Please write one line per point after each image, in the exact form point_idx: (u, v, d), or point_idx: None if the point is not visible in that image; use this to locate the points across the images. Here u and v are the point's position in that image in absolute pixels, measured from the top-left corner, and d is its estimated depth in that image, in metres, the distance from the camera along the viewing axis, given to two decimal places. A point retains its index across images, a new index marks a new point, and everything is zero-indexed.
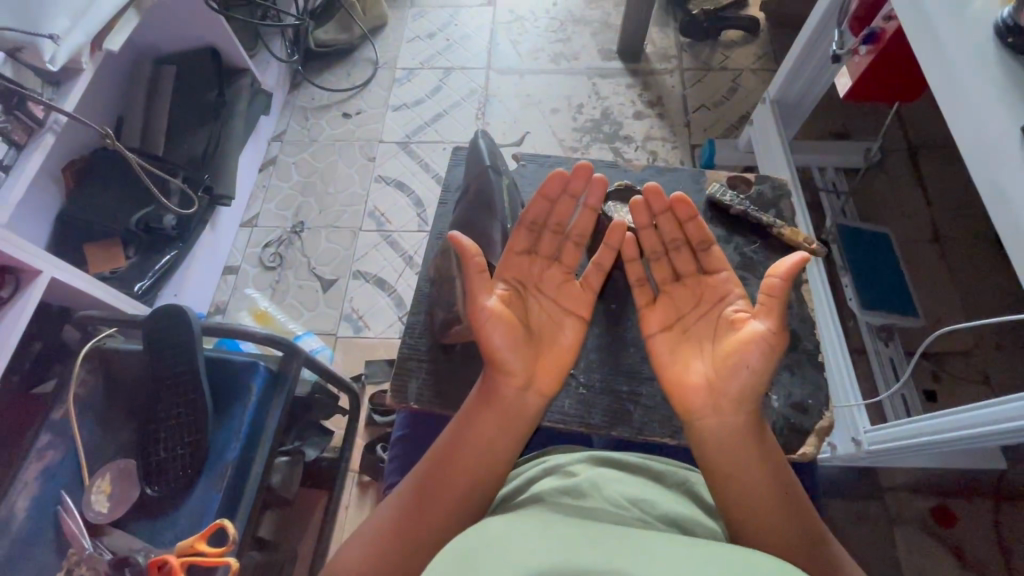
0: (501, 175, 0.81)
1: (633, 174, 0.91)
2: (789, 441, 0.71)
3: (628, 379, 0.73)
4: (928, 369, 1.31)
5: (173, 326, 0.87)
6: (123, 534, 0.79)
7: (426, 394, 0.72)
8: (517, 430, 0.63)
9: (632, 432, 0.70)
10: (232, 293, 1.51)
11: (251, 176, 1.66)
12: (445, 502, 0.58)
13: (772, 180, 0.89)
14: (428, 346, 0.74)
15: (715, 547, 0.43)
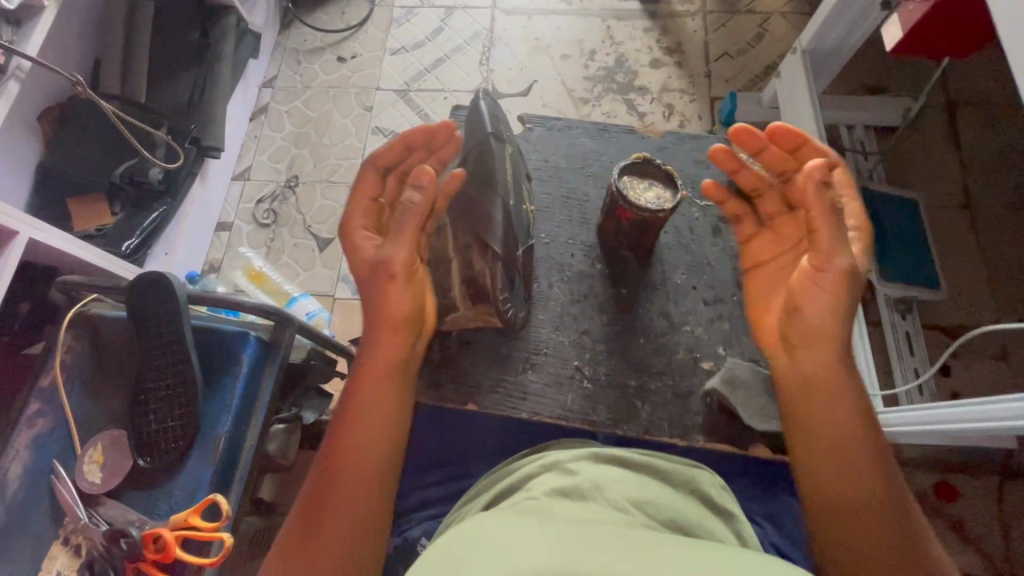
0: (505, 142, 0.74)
1: None
2: None
3: (636, 372, 0.75)
4: (946, 344, 1.26)
5: (158, 292, 0.83)
6: (118, 504, 0.79)
7: (423, 384, 0.74)
8: (400, 381, 0.67)
9: (641, 431, 0.71)
10: (225, 250, 1.45)
11: (242, 127, 1.56)
12: (372, 454, 0.62)
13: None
14: (425, 330, 0.75)
15: (719, 556, 0.40)
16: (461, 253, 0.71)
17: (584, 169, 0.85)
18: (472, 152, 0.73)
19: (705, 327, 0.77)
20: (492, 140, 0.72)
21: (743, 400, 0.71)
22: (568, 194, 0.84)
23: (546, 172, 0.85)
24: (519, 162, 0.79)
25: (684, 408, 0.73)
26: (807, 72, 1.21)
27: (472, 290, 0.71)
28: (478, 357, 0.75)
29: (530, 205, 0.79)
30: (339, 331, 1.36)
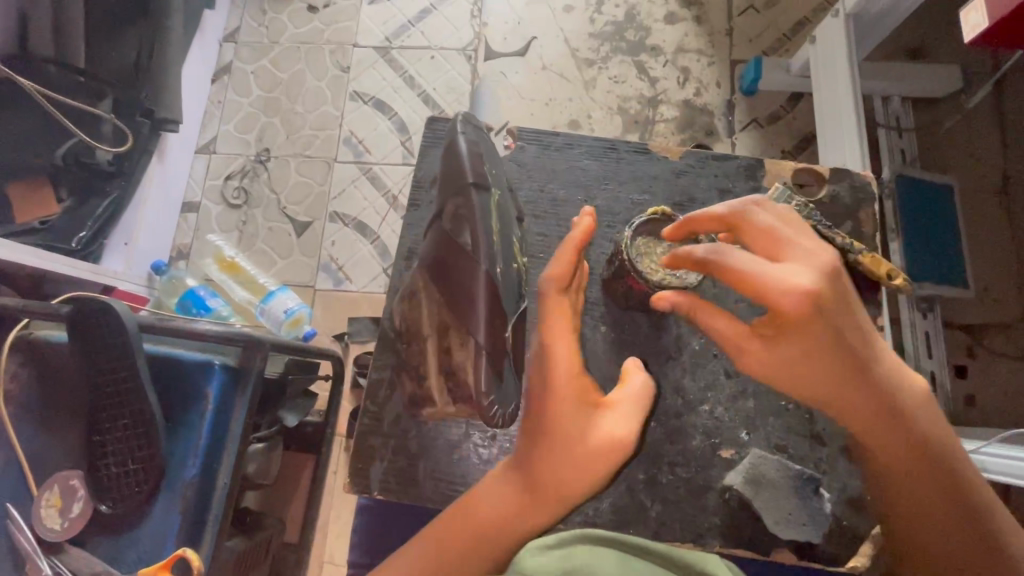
0: (491, 189, 0.58)
1: (666, 164, 0.71)
2: (838, 550, 0.61)
3: (647, 463, 0.63)
4: (963, 342, 1.14)
5: (103, 321, 0.73)
6: (82, 552, 0.73)
7: (393, 481, 0.61)
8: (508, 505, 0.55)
9: (646, 535, 0.61)
10: (194, 236, 1.33)
11: (202, 91, 1.39)
12: (484, 549, 0.54)
13: (852, 179, 0.71)
14: (392, 417, 0.62)
15: None
16: (438, 335, 0.58)
17: (588, 201, 0.70)
18: (446, 207, 0.57)
19: (728, 406, 0.64)
20: (473, 192, 0.56)
21: (767, 502, 0.61)
22: (568, 232, 0.68)
23: (540, 207, 0.69)
24: (508, 202, 0.61)
25: (698, 506, 0.62)
26: (849, 38, 1.05)
27: (451, 384, 0.57)
28: (461, 452, 0.61)
29: (523, 259, 0.64)
30: (321, 325, 1.26)
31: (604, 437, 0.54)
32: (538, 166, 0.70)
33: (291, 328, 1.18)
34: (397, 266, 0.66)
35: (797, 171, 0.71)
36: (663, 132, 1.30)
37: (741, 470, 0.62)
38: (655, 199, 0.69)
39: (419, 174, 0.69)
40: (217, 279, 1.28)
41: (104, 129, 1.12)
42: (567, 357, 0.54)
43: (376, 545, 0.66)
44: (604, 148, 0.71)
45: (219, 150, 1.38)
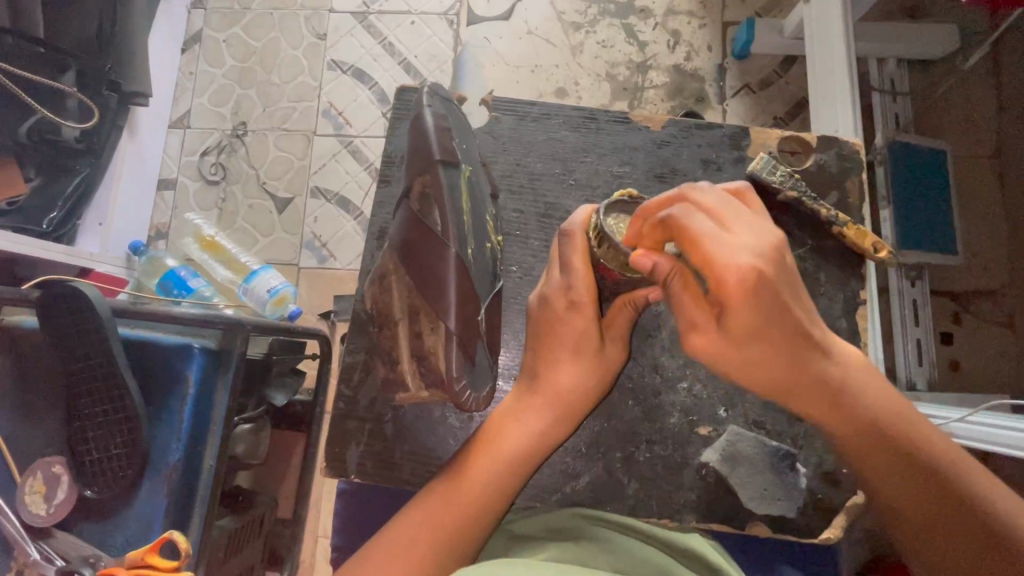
0: (460, 166, 0.56)
1: (651, 134, 0.68)
2: (811, 521, 0.62)
3: (624, 441, 0.62)
4: (950, 309, 1.14)
5: (74, 307, 0.71)
6: (68, 536, 0.73)
7: (369, 464, 0.61)
8: (507, 466, 0.54)
9: (624, 512, 0.61)
10: (172, 214, 1.29)
11: (172, 61, 1.33)
12: (507, 472, 0.54)
13: (840, 146, 0.69)
14: (368, 400, 0.62)
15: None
16: (410, 317, 0.55)
17: (565, 175, 0.66)
18: (413, 185, 0.55)
19: (706, 383, 0.63)
20: (441, 169, 0.54)
21: (743, 478, 0.62)
22: (545, 208, 0.66)
23: (516, 181, 0.66)
24: (481, 179, 0.60)
25: (676, 483, 0.62)
26: None
27: (423, 368, 0.54)
28: (437, 433, 0.61)
29: (498, 237, 0.62)
30: (306, 303, 1.25)
31: (614, 349, 0.57)
32: (512, 139, 0.68)
33: (276, 307, 1.15)
34: (369, 247, 0.64)
35: (783, 139, 0.69)
36: (651, 99, 1.26)
37: (717, 447, 0.62)
38: (634, 171, 0.67)
39: (390, 149, 0.66)
40: (198, 258, 1.25)
41: (68, 105, 1.05)
42: (586, 275, 0.55)
43: (351, 530, 0.64)
44: (582, 119, 0.68)
45: (193, 125, 1.33)
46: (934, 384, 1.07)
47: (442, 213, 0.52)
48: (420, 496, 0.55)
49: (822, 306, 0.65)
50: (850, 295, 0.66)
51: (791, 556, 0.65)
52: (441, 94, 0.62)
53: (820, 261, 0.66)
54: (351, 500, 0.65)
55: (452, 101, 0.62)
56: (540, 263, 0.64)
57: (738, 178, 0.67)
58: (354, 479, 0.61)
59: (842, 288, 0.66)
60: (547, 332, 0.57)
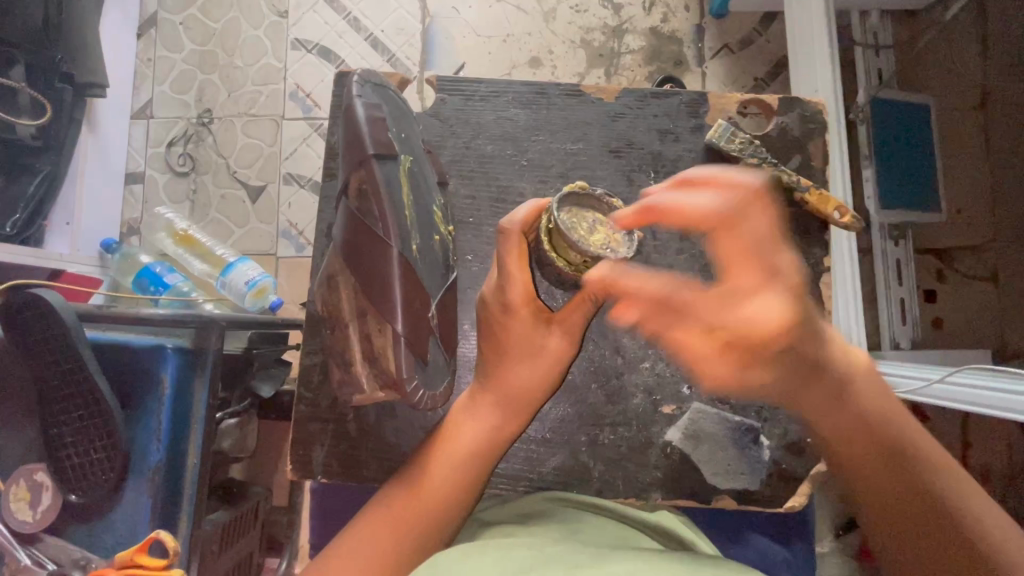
0: (398, 158, 0.53)
1: (605, 107, 0.65)
2: (777, 491, 0.63)
3: (589, 425, 0.62)
4: (933, 266, 1.13)
5: (39, 313, 0.70)
6: (59, 540, 0.74)
7: (335, 465, 0.61)
8: (469, 459, 0.54)
9: (592, 495, 0.62)
10: (142, 208, 1.26)
11: (128, 47, 1.27)
12: (463, 471, 0.54)
13: (801, 107, 0.66)
14: (329, 401, 0.61)
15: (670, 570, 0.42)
16: (358, 319, 0.53)
17: (516, 156, 0.64)
18: (350, 182, 0.52)
19: (668, 361, 0.63)
20: (376, 164, 0.51)
21: (707, 455, 0.62)
22: (497, 192, 0.63)
23: (465, 166, 0.64)
24: (425, 168, 0.58)
25: (642, 462, 0.62)
26: None
27: (376, 370, 0.53)
28: (399, 427, 0.61)
29: (449, 227, 0.60)
30: (287, 293, 1.23)
31: (559, 346, 0.56)
32: (459, 121, 0.65)
33: (257, 298, 1.11)
34: (318, 244, 0.62)
35: (744, 103, 0.66)
36: (629, 64, 1.22)
37: (681, 425, 0.62)
38: (588, 148, 0.64)
39: (333, 141, 0.63)
40: (173, 252, 1.22)
41: (20, 101, 1.01)
42: (522, 279, 0.54)
43: (326, 529, 0.65)
44: (532, 94, 0.65)
45: (157, 114, 1.28)
46: (917, 341, 1.07)
47: (381, 207, 0.50)
48: (378, 498, 0.54)
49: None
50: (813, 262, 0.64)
51: (762, 524, 0.66)
52: (372, 80, 0.57)
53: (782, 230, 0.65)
54: (323, 497, 0.66)
55: (387, 87, 0.59)
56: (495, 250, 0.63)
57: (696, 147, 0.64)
58: (321, 481, 0.61)
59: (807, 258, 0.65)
60: (490, 335, 0.56)
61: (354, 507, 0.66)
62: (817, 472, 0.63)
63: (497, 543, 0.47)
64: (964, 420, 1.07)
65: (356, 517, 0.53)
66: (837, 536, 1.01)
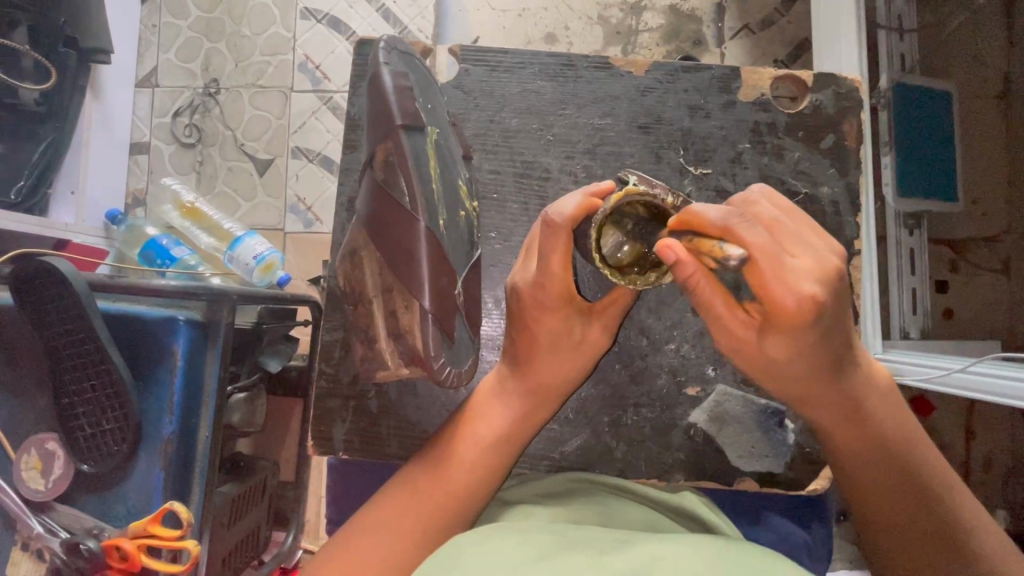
0: (425, 129, 0.52)
1: (633, 82, 0.63)
2: (799, 475, 0.63)
3: (612, 405, 0.62)
4: (948, 257, 1.12)
5: (52, 283, 0.69)
6: (72, 509, 0.74)
7: (356, 440, 0.60)
8: (502, 442, 0.54)
9: (613, 474, 0.62)
10: (148, 179, 1.24)
11: (132, 13, 1.24)
12: (492, 455, 0.54)
13: (837, 84, 0.63)
14: (350, 376, 0.61)
15: (691, 547, 0.43)
16: (383, 295, 0.53)
17: (542, 130, 0.62)
18: (376, 152, 0.51)
19: (693, 343, 0.63)
20: (404, 135, 0.50)
21: (730, 437, 0.62)
22: (522, 167, 0.62)
23: (490, 140, 0.62)
24: (451, 141, 0.56)
25: (664, 443, 0.62)
26: None
27: (402, 346, 0.52)
28: (421, 404, 0.60)
29: (474, 202, 0.59)
30: (295, 269, 1.22)
31: (598, 340, 0.55)
32: (483, 93, 0.63)
33: (265, 273, 1.10)
34: (338, 218, 0.61)
35: (775, 80, 0.63)
36: (646, 43, 1.19)
37: (705, 408, 0.62)
38: (616, 124, 0.62)
39: (354, 111, 0.62)
40: (179, 225, 1.19)
41: (23, 64, 0.98)
42: (561, 279, 0.51)
43: (344, 506, 0.65)
44: (559, 66, 0.63)
45: (162, 83, 1.25)
46: (928, 330, 1.07)
47: (409, 180, 0.49)
48: (402, 475, 0.54)
49: None
50: (844, 244, 0.63)
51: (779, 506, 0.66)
52: (399, 48, 0.56)
53: (812, 212, 0.63)
54: (342, 473, 0.66)
55: (413, 55, 0.57)
56: (520, 227, 0.61)
57: (727, 125, 0.62)
58: (341, 456, 0.61)
59: (839, 242, 0.63)
60: (523, 328, 0.54)
61: (372, 484, 0.65)
62: None
63: (521, 525, 0.47)
64: (971, 410, 1.08)
65: (379, 494, 0.53)
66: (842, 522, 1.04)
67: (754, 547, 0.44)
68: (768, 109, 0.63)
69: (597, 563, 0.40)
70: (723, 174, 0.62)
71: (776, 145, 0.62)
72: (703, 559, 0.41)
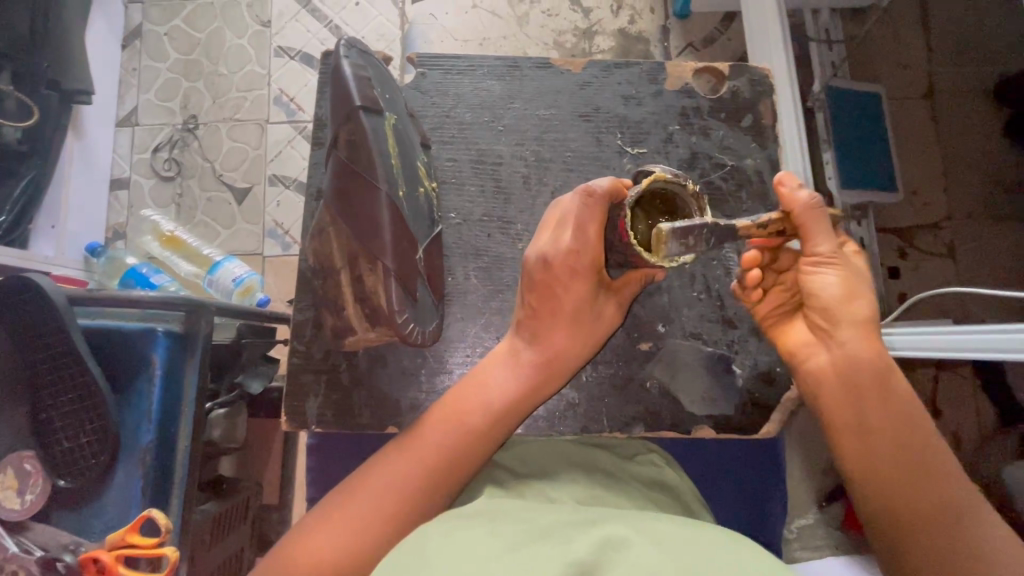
0: (383, 113, 0.57)
1: (572, 78, 0.70)
2: (752, 419, 0.66)
3: None
4: (895, 246, 1.19)
5: (29, 299, 0.71)
6: (47, 527, 0.73)
7: (329, 413, 0.63)
8: (514, 412, 0.58)
9: (579, 432, 0.65)
10: (128, 213, 1.28)
11: (112, 57, 1.30)
12: (498, 423, 0.56)
13: (751, 72, 0.70)
14: (322, 352, 0.63)
15: (655, 537, 0.45)
16: (349, 264, 0.56)
17: (494, 121, 0.68)
18: (340, 135, 0.56)
19: (645, 305, 0.67)
20: (364, 116, 0.54)
21: (684, 384, 0.66)
22: (477, 154, 0.67)
23: (447, 131, 0.68)
24: (410, 127, 0.61)
25: (623, 398, 0.65)
26: None
27: (367, 309, 0.56)
28: (390, 376, 0.63)
29: (433, 183, 0.64)
30: (273, 292, 1.24)
31: (612, 317, 0.61)
32: (440, 91, 0.69)
33: (243, 296, 1.13)
34: (309, 205, 0.65)
35: (697, 71, 0.70)
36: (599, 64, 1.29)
37: (660, 359, 0.66)
38: (560, 113, 0.68)
39: (320, 112, 0.67)
40: (159, 255, 1.23)
41: (7, 105, 1.03)
42: (594, 248, 0.57)
43: (320, 477, 0.69)
44: (506, 67, 0.70)
45: (142, 122, 1.31)
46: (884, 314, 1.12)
47: (370, 161, 0.53)
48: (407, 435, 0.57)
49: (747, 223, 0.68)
50: (772, 208, 0.69)
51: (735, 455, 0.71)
52: (359, 46, 0.60)
53: (740, 181, 0.69)
54: (322, 449, 0.70)
55: (372, 53, 0.61)
56: (478, 207, 0.66)
57: (659, 111, 0.69)
58: (316, 429, 0.63)
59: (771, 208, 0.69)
60: (548, 296, 0.58)
61: (351, 454, 0.69)
62: (788, 400, 0.66)
63: (493, 508, 0.50)
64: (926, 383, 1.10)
65: (382, 455, 0.56)
66: (821, 508, 1.08)
67: (722, 535, 0.46)
68: (693, 95, 0.70)
69: (561, 549, 0.42)
70: (657, 153, 0.68)
71: (703, 126, 0.69)
72: (667, 553, 0.42)
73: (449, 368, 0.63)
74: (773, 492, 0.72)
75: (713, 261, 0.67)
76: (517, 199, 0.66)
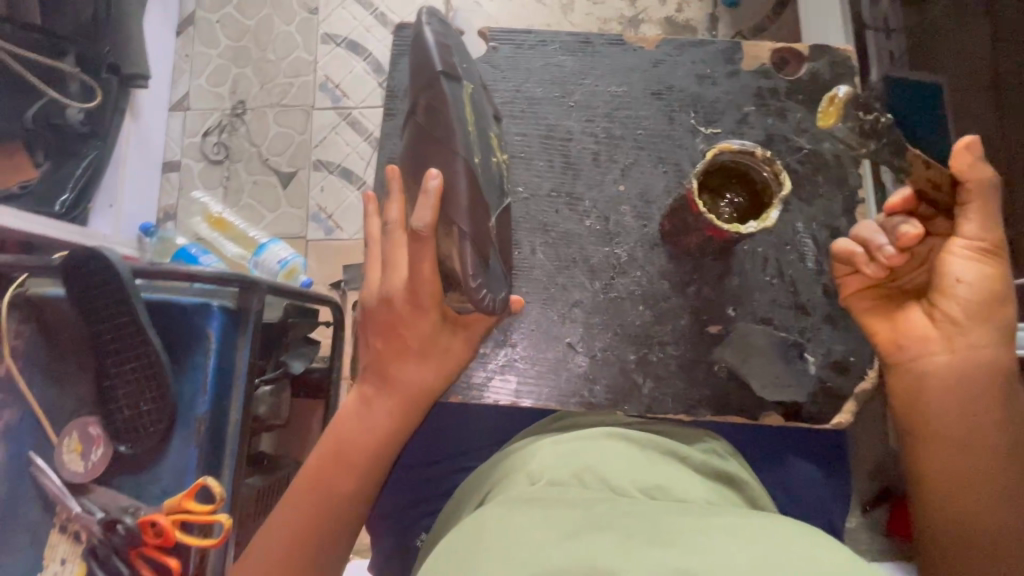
0: (461, 81, 0.56)
1: (645, 55, 0.69)
2: (824, 410, 0.65)
3: (637, 344, 0.65)
4: None
5: (98, 270, 0.74)
6: (107, 490, 0.76)
7: None
8: None
9: (643, 412, 0.64)
10: (178, 194, 1.31)
11: (167, 43, 1.34)
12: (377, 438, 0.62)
13: (832, 54, 0.68)
14: None
15: (726, 531, 0.41)
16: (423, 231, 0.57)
17: (565, 97, 0.68)
18: (421, 108, 0.56)
19: (713, 288, 0.66)
20: (445, 85, 0.54)
21: (755, 369, 0.64)
22: (547, 129, 0.68)
23: (517, 106, 0.68)
24: (483, 96, 0.61)
25: (690, 380, 0.65)
26: None
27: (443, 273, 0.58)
28: None
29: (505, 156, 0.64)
30: (317, 275, 1.26)
31: None
32: (511, 66, 0.69)
33: (287, 278, 1.16)
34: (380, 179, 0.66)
35: (774, 52, 0.69)
36: None
37: (729, 344, 0.65)
38: (632, 91, 0.68)
39: (392, 87, 0.68)
40: (207, 236, 1.27)
41: (71, 88, 1.07)
42: None
43: None
44: (578, 43, 0.69)
45: (193, 106, 1.34)
46: None
47: (449, 133, 0.54)
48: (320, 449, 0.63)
49: (822, 207, 0.67)
50: (849, 193, 0.67)
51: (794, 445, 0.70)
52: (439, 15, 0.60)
53: (817, 165, 0.68)
54: None
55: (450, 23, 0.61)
56: (547, 181, 0.67)
57: (733, 91, 0.68)
58: None
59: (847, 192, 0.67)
60: None
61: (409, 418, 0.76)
62: (863, 391, 0.65)
63: (551, 496, 0.48)
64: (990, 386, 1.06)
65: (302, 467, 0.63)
66: (865, 512, 1.05)
67: (809, 532, 0.41)
68: (769, 75, 0.68)
69: (621, 536, 0.40)
70: (731, 133, 0.67)
71: (781, 107, 0.68)
72: (739, 545, 0.39)
73: (512, 342, 0.65)
74: (837, 486, 0.71)
75: (787, 246, 0.66)
76: (585, 175, 0.67)
